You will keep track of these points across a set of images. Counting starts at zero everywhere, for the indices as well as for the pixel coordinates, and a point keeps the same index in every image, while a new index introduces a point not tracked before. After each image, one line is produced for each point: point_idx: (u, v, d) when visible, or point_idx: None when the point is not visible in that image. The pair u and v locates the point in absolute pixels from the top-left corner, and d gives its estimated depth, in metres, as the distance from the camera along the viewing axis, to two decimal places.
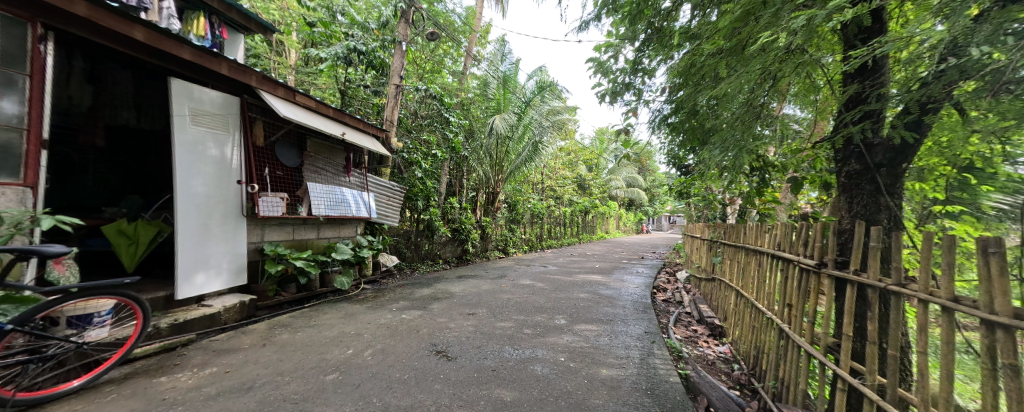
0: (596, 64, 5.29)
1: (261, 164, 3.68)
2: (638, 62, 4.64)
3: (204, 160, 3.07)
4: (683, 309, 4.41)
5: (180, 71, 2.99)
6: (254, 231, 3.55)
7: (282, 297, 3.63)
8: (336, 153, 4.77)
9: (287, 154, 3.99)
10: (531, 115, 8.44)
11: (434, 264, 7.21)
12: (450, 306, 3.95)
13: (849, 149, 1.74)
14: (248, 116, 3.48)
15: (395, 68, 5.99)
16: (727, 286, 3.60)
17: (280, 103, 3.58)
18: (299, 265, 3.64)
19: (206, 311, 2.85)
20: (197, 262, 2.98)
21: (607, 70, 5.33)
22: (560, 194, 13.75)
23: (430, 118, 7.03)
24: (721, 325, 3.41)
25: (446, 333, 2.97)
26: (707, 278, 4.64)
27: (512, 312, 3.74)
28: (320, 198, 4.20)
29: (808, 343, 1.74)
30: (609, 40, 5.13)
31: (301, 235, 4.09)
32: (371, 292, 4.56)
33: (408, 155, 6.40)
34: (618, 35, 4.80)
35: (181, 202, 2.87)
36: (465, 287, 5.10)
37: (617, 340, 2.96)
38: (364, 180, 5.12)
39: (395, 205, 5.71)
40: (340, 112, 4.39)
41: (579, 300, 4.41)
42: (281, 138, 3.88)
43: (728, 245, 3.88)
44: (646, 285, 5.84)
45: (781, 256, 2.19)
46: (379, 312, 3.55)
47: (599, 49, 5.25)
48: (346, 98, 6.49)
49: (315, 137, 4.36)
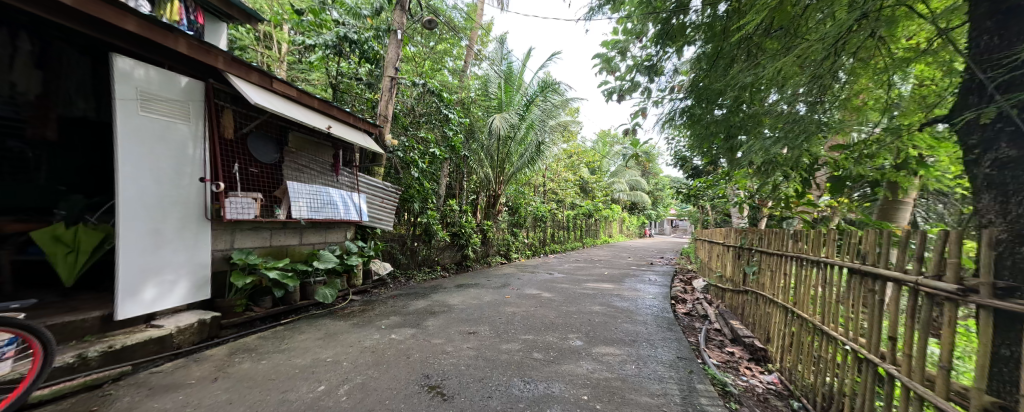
0: (603, 61, 4.87)
1: (231, 160, 3.21)
2: (652, 57, 4.21)
3: (156, 153, 2.58)
4: (710, 326, 3.91)
5: (125, 47, 2.48)
6: (221, 236, 3.08)
7: (255, 312, 3.15)
8: (322, 150, 4.32)
9: (264, 150, 3.49)
10: (534, 114, 8.02)
11: (431, 272, 6.73)
12: (448, 322, 3.47)
13: (998, 129, 1.25)
14: (214, 103, 3.01)
15: (390, 59, 5.52)
16: (770, 302, 3.12)
17: (253, 90, 3.10)
18: (271, 277, 3.13)
19: (152, 334, 2.37)
20: (146, 273, 2.50)
21: (614, 67, 4.92)
22: (563, 197, 13.30)
23: (428, 115, 6.57)
24: (765, 349, 2.92)
25: (442, 361, 2.48)
26: (737, 289, 4.15)
27: (518, 330, 3.26)
28: (301, 199, 3.73)
29: (943, 400, 1.23)
30: (616, 34, 4.71)
31: (278, 240, 3.61)
32: (360, 304, 4.07)
33: (404, 154, 5.95)
34: (627, 28, 4.39)
35: (125, 203, 2.38)
36: (465, 298, 4.61)
37: (647, 369, 2.49)
38: (354, 179, 4.66)
39: (390, 207, 5.24)
40: (326, 104, 3.93)
41: (593, 315, 3.92)
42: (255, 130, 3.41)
43: (768, 254, 3.40)
44: (663, 295, 5.36)
45: (870, 272, 1.73)
46: (365, 331, 3.07)
47: (606, 45, 4.85)
48: (338, 92, 6.01)
49: (297, 131, 3.93)
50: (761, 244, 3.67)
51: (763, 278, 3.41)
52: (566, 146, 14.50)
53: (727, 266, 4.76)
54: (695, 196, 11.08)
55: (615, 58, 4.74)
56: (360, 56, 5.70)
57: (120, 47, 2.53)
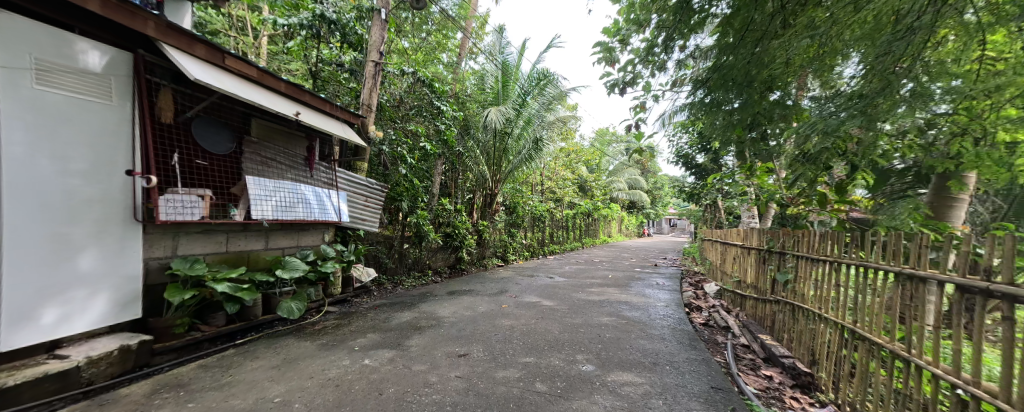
0: (603, 50, 4.37)
1: (171, 148, 2.68)
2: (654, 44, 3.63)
3: (59, 139, 2.04)
4: (736, 340, 3.44)
5: (16, 3, 1.91)
6: (161, 241, 2.56)
7: (201, 333, 2.63)
8: (295, 141, 3.80)
9: (214, 138, 2.96)
10: (532, 109, 7.56)
11: (422, 277, 6.21)
12: (436, 340, 2.96)
13: None
14: (146, 80, 2.46)
15: (374, 42, 4.97)
16: (817, 317, 2.64)
17: (197, 65, 2.58)
18: (219, 290, 2.58)
19: (49, 370, 1.84)
20: (44, 291, 1.96)
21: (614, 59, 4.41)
22: (562, 196, 12.83)
23: (418, 106, 6.02)
24: (813, 374, 2.48)
25: (423, 399, 1.98)
26: (765, 297, 3.68)
27: (518, 351, 2.76)
28: (263, 196, 3.22)
29: None
30: (619, 22, 4.25)
31: (235, 245, 3.09)
32: (335, 318, 3.54)
33: (390, 149, 5.45)
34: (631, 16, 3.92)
35: (14, 204, 1.85)
36: (458, 308, 4.10)
37: (679, 407, 1.99)
38: (332, 175, 4.15)
39: (375, 207, 4.72)
40: (294, 87, 3.44)
41: (603, 329, 3.42)
42: (202, 114, 2.87)
43: (810, 259, 2.91)
44: (675, 302, 4.90)
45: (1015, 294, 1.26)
46: (333, 355, 2.55)
47: (608, 33, 4.35)
48: (319, 81, 5.50)
49: (263, 119, 3.40)
50: (797, 248, 3.20)
51: (804, 286, 2.93)
52: (564, 144, 13.99)
53: (750, 271, 4.29)
54: (698, 195, 10.65)
55: (616, 47, 4.19)
56: (343, 41, 5.39)
57: (11, 4, 1.96)
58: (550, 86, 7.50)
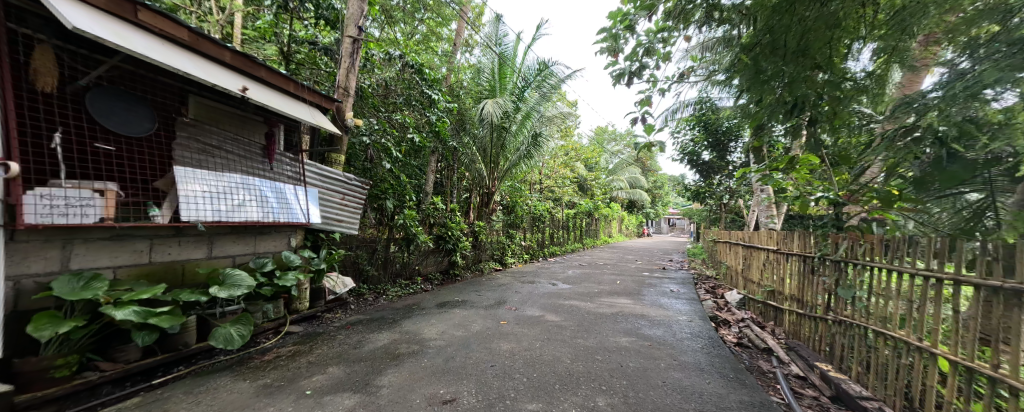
0: (607, 37, 3.72)
1: (47, 125, 2.00)
2: (670, 23, 3.02)
3: None
4: (786, 369, 2.81)
5: None
6: (41, 252, 1.92)
7: (99, 374, 1.98)
8: (250, 127, 3.15)
9: (123, 115, 2.32)
10: (533, 101, 6.93)
11: (410, 284, 5.55)
12: (415, 377, 2.31)
13: None
14: (9, 28, 1.79)
15: (352, 15, 4.29)
16: (914, 349, 2.01)
17: (88, 13, 1.94)
18: (117, 318, 1.90)
19: None
20: None
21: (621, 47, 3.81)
22: (561, 195, 12.19)
23: (407, 95, 5.35)
24: None
25: None
26: (817, 315, 3.04)
27: (521, 395, 2.11)
28: (198, 193, 2.57)
29: None
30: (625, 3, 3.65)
31: (161, 256, 2.45)
32: (294, 342, 2.88)
33: (373, 140, 4.78)
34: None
35: None
36: (447, 325, 3.45)
37: None
38: (298, 168, 3.50)
39: (354, 206, 4.06)
40: (243, 57, 2.82)
41: (625, 356, 2.77)
42: (100, 83, 2.20)
43: (892, 271, 2.27)
44: (697, 315, 4.28)
45: None
46: (273, 406, 1.89)
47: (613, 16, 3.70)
48: (291, 64, 4.83)
49: (203, 95, 2.76)
50: (864, 257, 2.57)
51: (885, 306, 2.30)
52: (564, 141, 13.35)
53: (790, 282, 3.66)
54: (703, 194, 10.07)
55: (622, 33, 3.57)
56: (318, 18, 4.72)
57: None
58: (551, 77, 6.85)
